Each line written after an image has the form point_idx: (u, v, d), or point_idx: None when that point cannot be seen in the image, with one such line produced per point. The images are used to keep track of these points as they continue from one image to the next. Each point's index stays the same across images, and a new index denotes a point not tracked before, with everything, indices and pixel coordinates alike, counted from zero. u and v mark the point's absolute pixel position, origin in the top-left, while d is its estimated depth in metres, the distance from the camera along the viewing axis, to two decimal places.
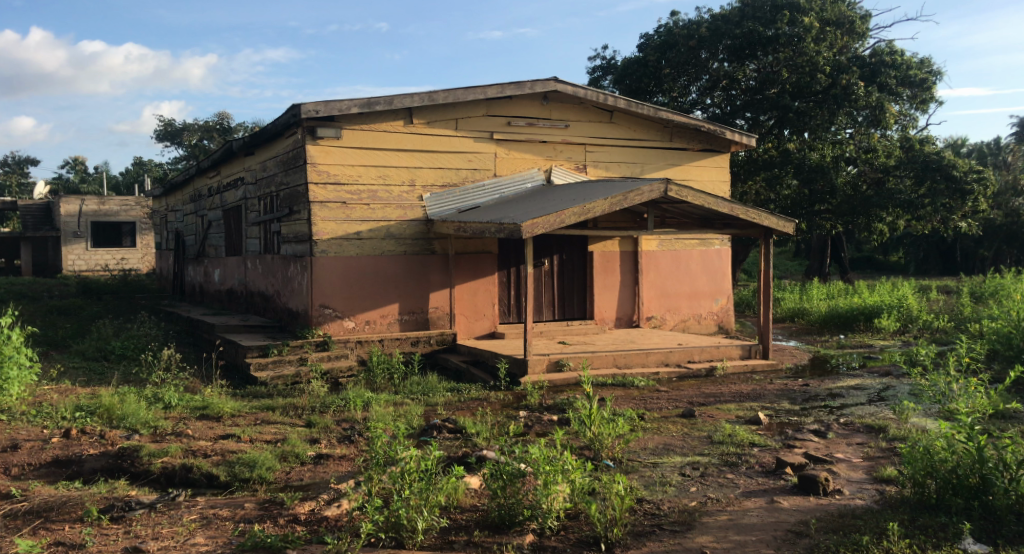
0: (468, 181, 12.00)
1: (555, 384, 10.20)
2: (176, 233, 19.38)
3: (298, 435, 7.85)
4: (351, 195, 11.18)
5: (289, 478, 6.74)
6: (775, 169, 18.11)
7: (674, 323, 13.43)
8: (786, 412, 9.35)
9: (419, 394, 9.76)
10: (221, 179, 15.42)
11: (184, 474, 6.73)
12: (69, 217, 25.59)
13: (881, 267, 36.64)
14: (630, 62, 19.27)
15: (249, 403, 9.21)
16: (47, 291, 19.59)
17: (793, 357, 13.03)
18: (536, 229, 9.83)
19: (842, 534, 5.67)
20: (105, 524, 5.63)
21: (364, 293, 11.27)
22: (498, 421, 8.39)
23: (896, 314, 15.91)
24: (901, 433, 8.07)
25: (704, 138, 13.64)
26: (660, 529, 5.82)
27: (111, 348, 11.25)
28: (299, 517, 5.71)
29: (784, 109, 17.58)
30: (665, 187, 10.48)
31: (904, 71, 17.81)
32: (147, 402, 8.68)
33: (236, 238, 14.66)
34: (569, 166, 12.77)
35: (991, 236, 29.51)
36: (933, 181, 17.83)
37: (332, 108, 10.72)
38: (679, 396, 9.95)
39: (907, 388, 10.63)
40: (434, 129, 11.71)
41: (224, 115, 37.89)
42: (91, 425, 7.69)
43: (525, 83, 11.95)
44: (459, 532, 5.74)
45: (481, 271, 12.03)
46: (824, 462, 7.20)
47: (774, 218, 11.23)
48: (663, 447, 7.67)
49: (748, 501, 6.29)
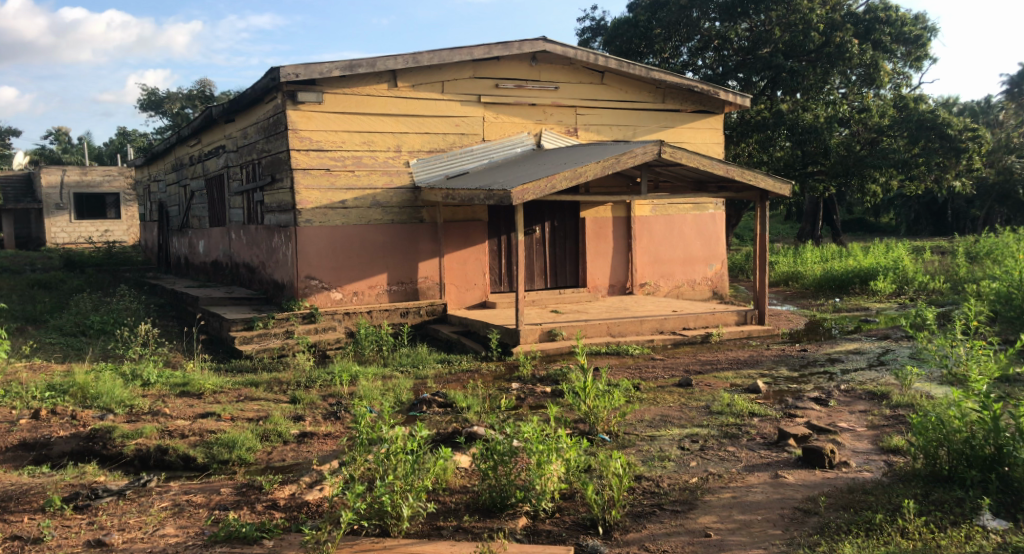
0: (455, 146, 11.59)
1: (548, 353, 9.92)
2: (159, 204, 18.97)
3: (282, 412, 7.54)
4: (334, 161, 10.77)
5: (270, 459, 6.43)
6: (769, 131, 17.53)
7: (668, 290, 13.15)
8: (784, 379, 9.09)
9: (408, 366, 9.47)
10: (202, 147, 14.99)
11: (159, 457, 6.42)
12: (50, 188, 25.10)
13: (872, 229, 36.60)
14: (619, 22, 18.77)
15: (232, 378, 8.87)
16: (29, 264, 19.18)
17: (789, 322, 12.75)
18: (526, 195, 9.43)
19: (854, 511, 5.38)
20: (68, 515, 5.28)
21: (351, 263, 10.92)
22: (489, 394, 8.11)
23: (892, 276, 15.66)
24: (905, 399, 7.81)
25: (697, 98, 13.23)
26: (660, 510, 5.52)
27: (89, 323, 10.90)
28: (278, 503, 5.39)
29: (778, 68, 17.30)
30: (660, 148, 10.09)
31: (899, 27, 17.51)
32: (124, 379, 8.34)
33: (219, 209, 14.21)
34: (559, 129, 12.37)
35: (985, 195, 29.25)
36: (928, 139, 17.30)
37: (312, 71, 10.26)
38: (675, 364, 9.69)
39: (908, 351, 10.38)
40: (419, 92, 11.28)
41: (205, 81, 37.44)
42: (62, 406, 7.35)
43: (512, 43, 11.49)
44: (448, 517, 5.44)
45: (471, 239, 11.67)
46: (827, 432, 6.95)
47: (771, 179, 10.82)
48: (660, 418, 7.38)
49: (751, 476, 6.01)
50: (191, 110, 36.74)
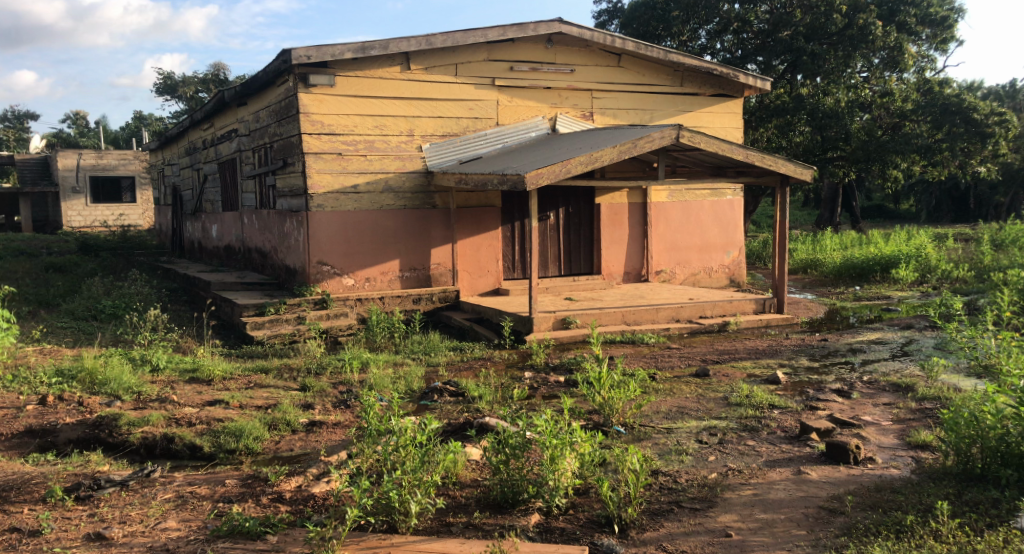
0: (469, 131, 11.38)
1: (561, 342, 9.74)
2: (173, 188, 18.86)
3: (292, 400, 7.38)
4: (346, 145, 10.58)
5: (278, 449, 6.28)
6: (788, 116, 17.17)
7: (684, 277, 12.92)
8: (805, 369, 8.87)
9: (420, 353, 9.31)
10: (215, 131, 14.85)
11: (165, 445, 6.29)
12: (67, 172, 25.03)
13: (891, 215, 36.16)
14: (637, 5, 18.43)
15: (243, 364, 8.73)
16: (46, 247, 19.14)
17: (808, 310, 12.49)
18: (541, 179, 9.22)
19: (882, 511, 5.17)
20: (69, 506, 5.15)
21: (363, 249, 10.76)
22: (502, 383, 7.94)
23: (913, 264, 15.36)
24: (931, 392, 7.58)
25: (716, 82, 12.94)
26: (678, 508, 5.33)
27: (100, 307, 10.80)
28: (284, 495, 5.24)
29: (799, 52, 17.01)
30: (677, 132, 9.84)
31: (924, 9, 17.22)
32: (133, 365, 8.21)
33: (232, 193, 14.07)
34: (574, 114, 12.12)
35: (1009, 181, 28.73)
36: (953, 124, 16.98)
37: (324, 53, 10.07)
38: (691, 353, 9.49)
39: (932, 342, 10.11)
40: (432, 75, 11.06)
41: (220, 64, 37.35)
42: (69, 392, 7.22)
43: (527, 24, 11.25)
44: (457, 513, 5.27)
45: (484, 225, 11.47)
46: (851, 426, 6.73)
47: (792, 165, 10.54)
48: (677, 410, 7.19)
49: (773, 472, 5.81)
50: (206, 94, 36.66)
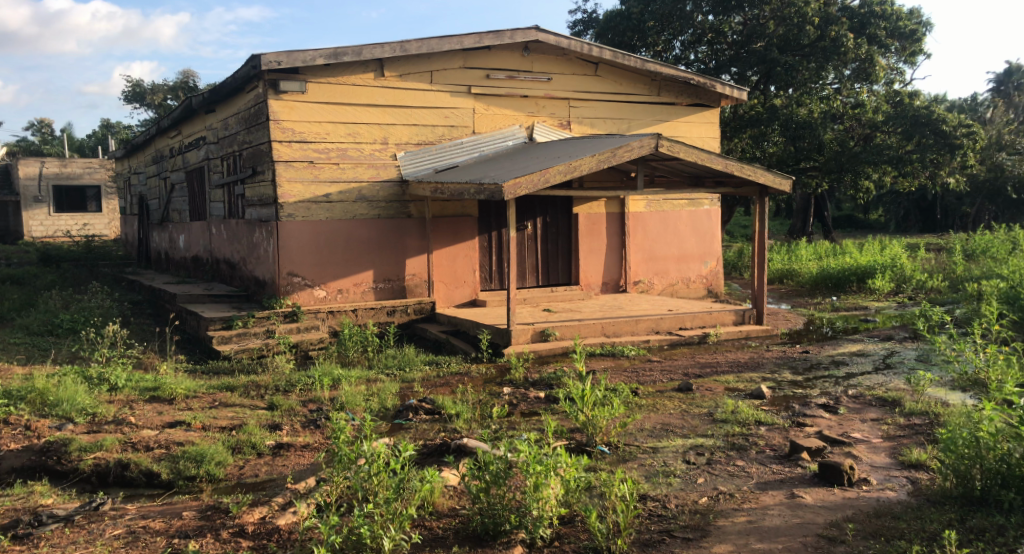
0: (445, 139, 11.06)
1: (540, 355, 9.42)
2: (140, 197, 18.32)
3: (258, 420, 7.01)
4: (318, 153, 10.23)
5: (242, 475, 5.91)
6: (762, 126, 16.96)
7: (662, 288, 12.68)
8: (788, 382, 8.63)
9: (394, 368, 8.96)
10: (183, 139, 14.40)
11: (119, 472, 5.91)
12: (28, 180, 24.30)
13: (860, 225, 36.40)
14: (612, 15, 18.20)
15: (207, 381, 8.32)
16: (5, 259, 18.48)
17: (788, 321, 12.30)
18: (519, 189, 8.91)
19: (883, 539, 4.91)
20: (6, 547, 4.75)
21: (335, 260, 10.39)
22: (479, 400, 7.61)
23: (889, 274, 15.23)
24: (918, 407, 7.36)
25: (693, 91, 12.74)
26: (670, 537, 5.02)
27: (58, 322, 10.33)
28: (246, 529, 4.88)
29: (772, 63, 16.81)
30: (657, 142, 9.59)
31: (894, 22, 17.14)
32: (88, 383, 7.77)
33: (200, 202, 13.62)
34: (552, 122, 11.85)
35: (975, 192, 28.99)
36: (923, 135, 16.97)
37: (294, 59, 9.72)
38: (673, 366, 9.21)
39: (914, 354, 9.92)
40: (407, 83, 10.74)
41: (190, 71, 36.75)
42: (17, 415, 6.79)
43: (504, 32, 10.97)
44: (435, 547, 4.92)
45: (461, 235, 11.15)
46: (841, 444, 6.49)
47: (773, 174, 10.33)
48: (662, 427, 6.90)
49: (766, 496, 5.53)
50: (175, 101, 36.02)
